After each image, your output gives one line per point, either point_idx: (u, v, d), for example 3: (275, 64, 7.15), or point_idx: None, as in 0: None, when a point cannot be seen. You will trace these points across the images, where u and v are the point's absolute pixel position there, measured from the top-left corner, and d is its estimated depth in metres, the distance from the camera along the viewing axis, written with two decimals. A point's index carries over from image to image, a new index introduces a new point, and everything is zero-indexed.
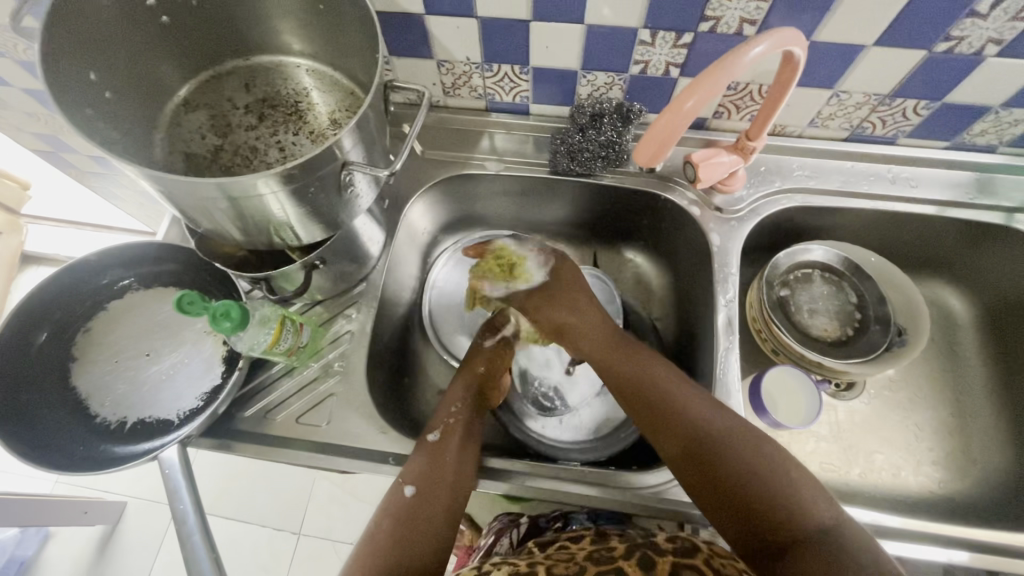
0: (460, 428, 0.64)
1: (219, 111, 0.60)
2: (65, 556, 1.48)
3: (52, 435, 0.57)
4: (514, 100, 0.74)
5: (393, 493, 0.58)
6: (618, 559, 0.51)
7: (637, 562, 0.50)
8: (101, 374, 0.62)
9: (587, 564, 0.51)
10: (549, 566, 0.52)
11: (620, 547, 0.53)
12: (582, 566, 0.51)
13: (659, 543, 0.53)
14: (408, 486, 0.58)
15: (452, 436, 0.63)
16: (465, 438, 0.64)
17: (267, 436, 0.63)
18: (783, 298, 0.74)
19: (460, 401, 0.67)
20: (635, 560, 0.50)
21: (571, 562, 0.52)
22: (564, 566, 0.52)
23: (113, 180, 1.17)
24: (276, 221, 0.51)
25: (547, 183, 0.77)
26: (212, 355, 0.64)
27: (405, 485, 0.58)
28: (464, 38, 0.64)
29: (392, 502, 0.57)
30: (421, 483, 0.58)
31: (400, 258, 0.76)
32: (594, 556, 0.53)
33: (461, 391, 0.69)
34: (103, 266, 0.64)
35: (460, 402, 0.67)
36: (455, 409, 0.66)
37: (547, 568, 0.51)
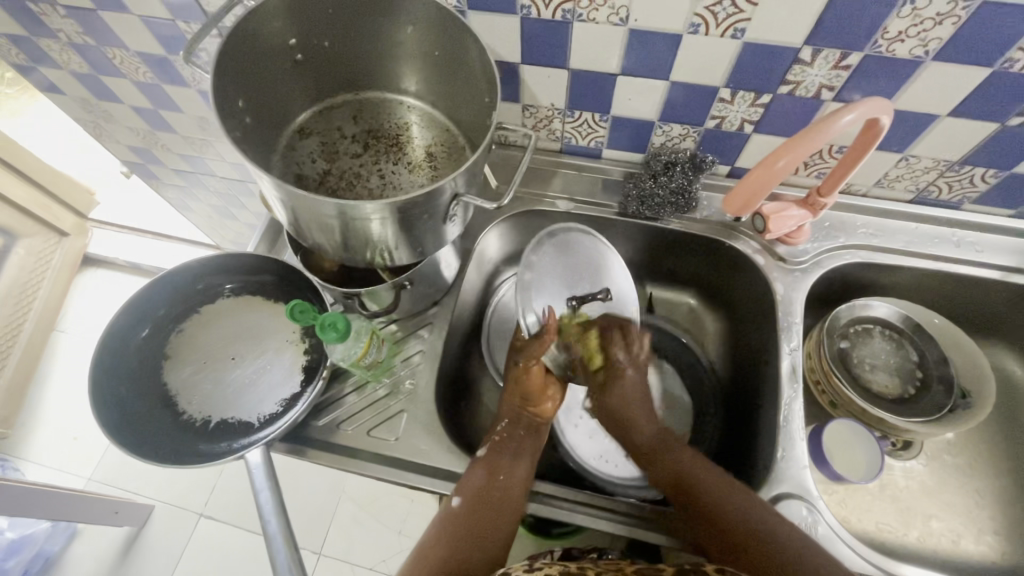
0: (512, 449, 0.65)
1: (329, 139, 0.65)
2: (87, 556, 1.49)
3: (144, 428, 0.60)
4: (589, 144, 0.78)
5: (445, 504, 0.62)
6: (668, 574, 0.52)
7: None
8: (189, 374, 0.66)
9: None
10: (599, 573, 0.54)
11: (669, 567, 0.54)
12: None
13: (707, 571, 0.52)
14: (455, 496, 0.61)
15: (503, 451, 0.65)
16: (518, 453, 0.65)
17: (338, 446, 0.66)
18: (842, 350, 0.75)
19: (506, 420, 0.68)
20: None
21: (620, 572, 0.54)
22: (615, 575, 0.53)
23: (188, 192, 1.26)
24: (382, 244, 0.56)
25: (613, 224, 0.81)
26: (293, 363, 0.67)
27: (454, 496, 0.61)
28: (553, 86, 0.69)
29: (442, 511, 0.61)
30: (469, 495, 0.61)
31: (468, 285, 0.80)
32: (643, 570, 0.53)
33: (512, 409, 0.68)
34: (201, 272, 0.69)
35: (506, 421, 0.68)
36: (501, 427, 0.68)
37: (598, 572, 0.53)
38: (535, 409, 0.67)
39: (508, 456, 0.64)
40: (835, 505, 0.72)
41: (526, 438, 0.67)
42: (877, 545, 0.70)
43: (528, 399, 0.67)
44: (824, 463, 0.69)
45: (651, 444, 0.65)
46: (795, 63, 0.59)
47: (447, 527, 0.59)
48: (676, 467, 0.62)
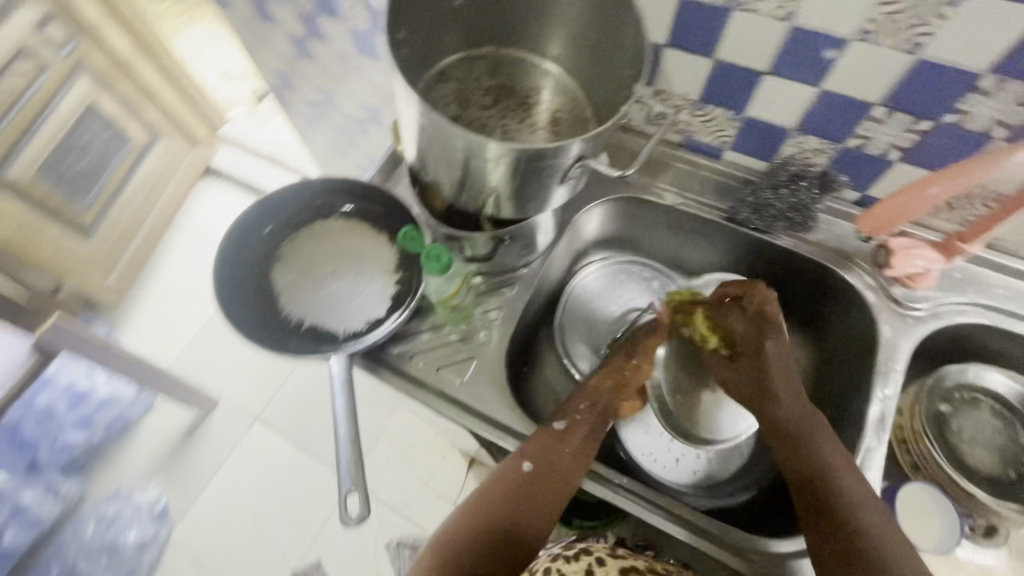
0: (582, 428, 0.66)
1: (464, 88, 0.67)
2: (157, 428, 1.66)
3: (247, 315, 0.66)
4: (711, 142, 0.76)
5: (512, 463, 0.63)
6: None
7: None
8: (293, 278, 0.71)
9: None
10: None
11: None
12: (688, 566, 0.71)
13: None
14: (528, 463, 0.62)
15: (576, 432, 0.65)
16: (589, 439, 0.66)
17: (408, 375, 0.69)
18: (941, 414, 0.69)
19: (586, 403, 0.69)
20: None
21: None
22: None
23: (312, 123, 1.35)
24: (496, 191, 0.57)
25: (717, 228, 0.78)
26: (383, 290, 0.71)
27: (523, 460, 0.63)
28: (693, 74, 0.67)
29: (508, 469, 0.63)
30: (539, 464, 0.62)
31: (557, 257, 0.81)
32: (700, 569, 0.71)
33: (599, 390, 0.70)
34: (321, 190, 0.75)
35: (587, 404, 0.69)
36: (581, 407, 0.68)
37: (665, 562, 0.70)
38: (620, 399, 0.71)
39: (582, 437, 0.65)
40: None
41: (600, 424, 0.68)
42: None
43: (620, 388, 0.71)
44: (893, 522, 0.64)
45: (795, 416, 0.63)
46: (972, 91, 0.54)
47: (510, 486, 0.62)
48: (831, 483, 0.57)
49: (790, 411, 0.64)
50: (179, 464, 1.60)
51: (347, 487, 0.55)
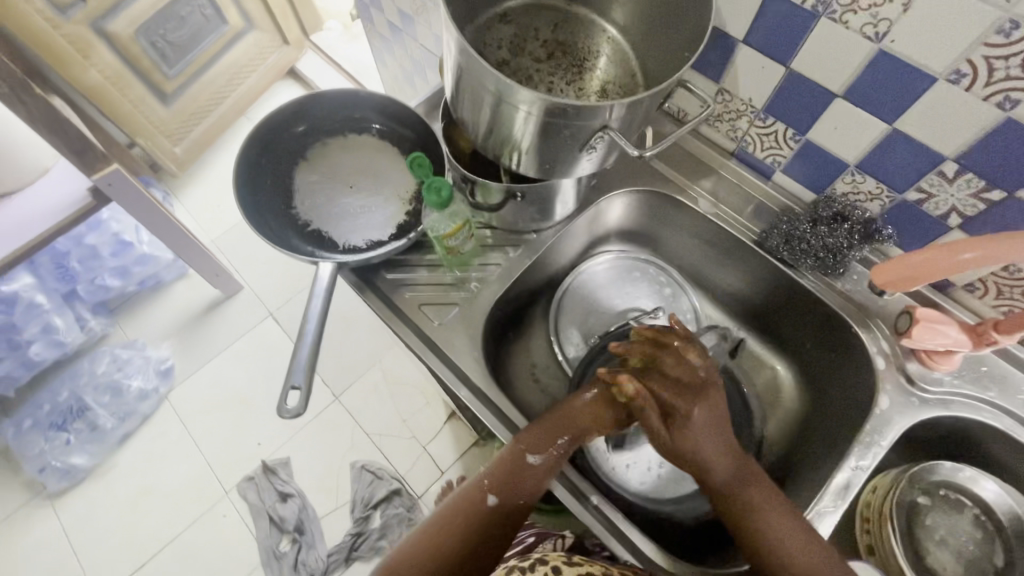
0: (556, 459, 0.62)
1: (522, 34, 0.65)
2: (182, 297, 1.77)
3: (260, 202, 0.69)
4: (764, 159, 0.71)
5: (475, 497, 0.60)
6: None
7: None
8: (312, 181, 0.73)
9: None
10: None
11: None
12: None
13: None
14: (491, 496, 0.60)
15: (548, 462, 0.62)
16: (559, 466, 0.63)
17: (391, 303, 0.70)
18: (916, 505, 0.64)
19: (562, 437, 0.62)
20: None
21: None
22: None
23: (389, 49, 1.37)
24: (517, 142, 0.56)
25: (743, 250, 0.74)
26: (392, 216, 0.72)
27: (487, 494, 0.60)
28: (762, 79, 0.63)
29: (472, 502, 0.60)
30: (501, 492, 0.61)
31: (573, 234, 0.79)
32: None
33: (579, 415, 0.63)
34: (362, 104, 0.75)
35: (562, 438, 0.62)
36: (560, 441, 0.62)
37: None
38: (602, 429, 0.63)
39: (550, 470, 0.62)
40: None
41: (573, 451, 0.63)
42: None
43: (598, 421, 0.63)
44: None
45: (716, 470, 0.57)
46: None
47: (472, 516, 0.59)
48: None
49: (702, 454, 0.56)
50: (193, 335, 1.71)
51: (294, 382, 0.57)
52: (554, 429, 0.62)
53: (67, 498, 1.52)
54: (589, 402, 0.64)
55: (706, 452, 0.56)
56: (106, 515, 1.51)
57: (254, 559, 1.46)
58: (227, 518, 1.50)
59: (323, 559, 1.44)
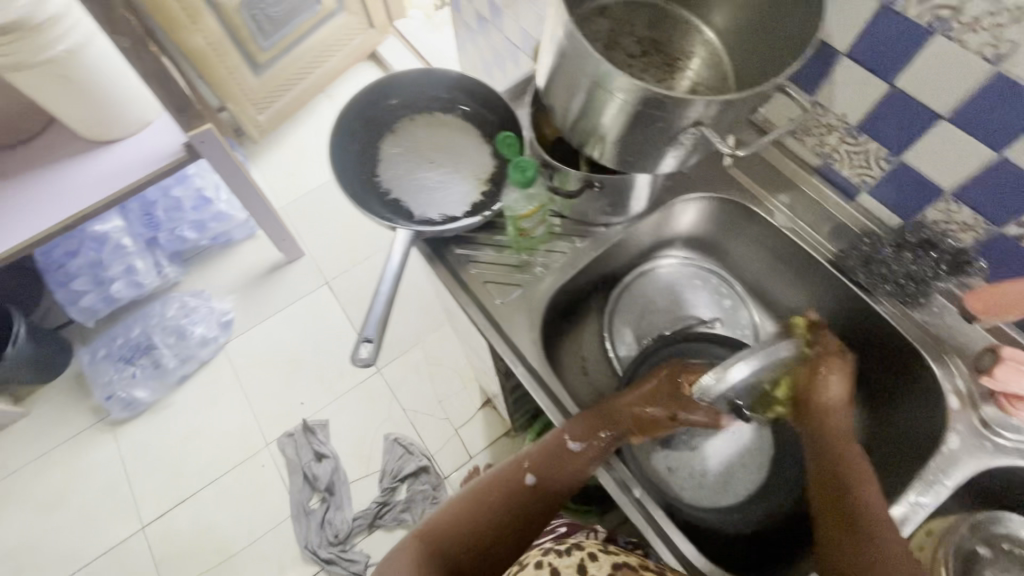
0: (596, 450, 0.63)
1: (618, 30, 0.65)
2: (249, 256, 1.87)
3: (349, 168, 0.73)
4: (850, 178, 0.70)
5: (517, 474, 0.65)
6: None
7: None
8: (397, 153, 0.77)
9: None
10: None
11: None
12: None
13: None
14: (530, 475, 0.64)
15: (588, 450, 0.63)
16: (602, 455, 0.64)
17: (458, 277, 0.73)
18: (977, 554, 0.61)
19: (602, 434, 0.63)
20: None
21: None
22: None
23: (472, 39, 1.40)
24: (605, 132, 0.57)
25: (816, 268, 0.72)
26: (468, 194, 0.75)
27: (527, 474, 0.64)
28: (861, 95, 0.61)
29: (513, 479, 0.65)
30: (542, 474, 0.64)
31: (640, 233, 0.79)
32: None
33: (619, 409, 0.63)
34: (451, 85, 0.78)
35: (602, 434, 0.63)
36: (601, 433, 0.63)
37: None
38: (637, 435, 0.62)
39: (591, 459, 0.63)
40: None
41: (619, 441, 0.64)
42: None
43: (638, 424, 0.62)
44: None
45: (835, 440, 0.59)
46: None
47: (513, 491, 0.64)
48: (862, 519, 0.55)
49: (841, 429, 0.60)
50: (255, 293, 1.81)
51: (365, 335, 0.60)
52: (595, 420, 0.63)
53: (126, 427, 1.64)
54: (636, 399, 0.63)
55: (836, 398, 0.60)
56: (159, 448, 1.62)
57: (285, 510, 1.53)
58: (266, 468, 1.58)
59: (350, 521, 1.50)
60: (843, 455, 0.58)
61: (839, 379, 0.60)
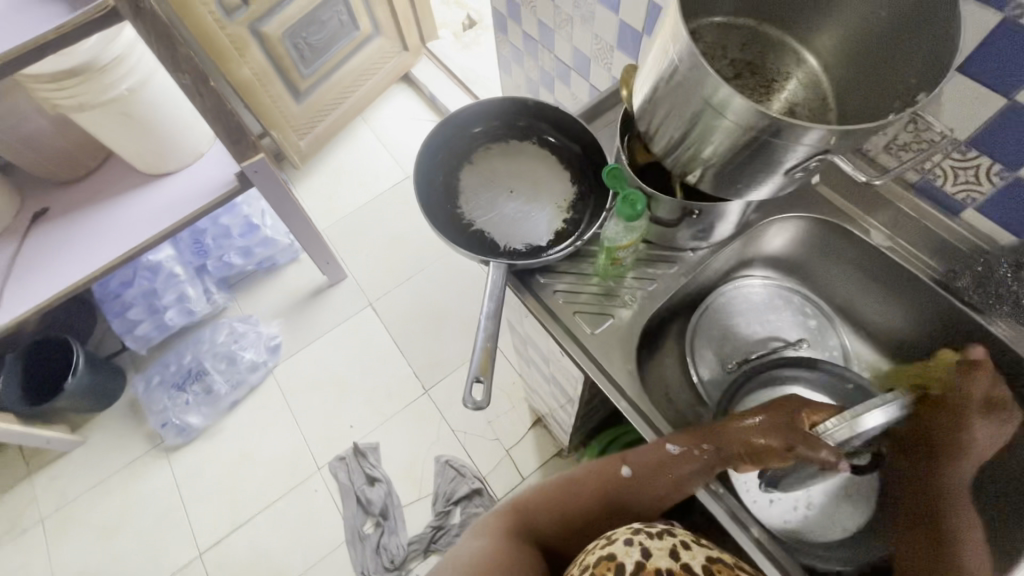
0: (700, 465, 0.60)
1: (713, 51, 0.63)
2: (293, 280, 1.88)
3: (431, 202, 0.73)
4: (954, 195, 0.67)
5: (613, 463, 0.65)
6: None
7: None
8: (476, 183, 0.76)
9: None
10: None
11: None
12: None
13: None
14: (626, 467, 0.64)
15: (691, 461, 0.60)
16: (707, 469, 0.60)
17: (545, 307, 0.71)
18: None
19: (704, 449, 0.60)
20: None
21: None
22: None
23: (518, 60, 1.40)
24: (715, 159, 0.55)
25: (920, 287, 0.70)
26: (551, 223, 0.74)
27: (624, 465, 0.64)
28: (973, 111, 0.59)
29: (608, 469, 0.65)
30: (638, 472, 0.63)
31: (725, 255, 0.77)
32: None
33: (734, 436, 0.59)
34: (527, 113, 0.78)
35: (704, 449, 0.60)
36: (706, 448, 0.60)
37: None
38: (747, 465, 0.59)
39: (692, 471, 0.60)
40: None
41: (728, 459, 0.60)
42: None
43: (751, 455, 0.58)
44: None
45: (952, 485, 0.61)
46: None
47: (607, 483, 0.64)
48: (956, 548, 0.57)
49: (954, 485, 0.61)
50: (300, 316, 1.82)
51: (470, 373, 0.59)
52: (701, 433, 0.61)
53: (180, 454, 1.66)
54: (749, 427, 0.59)
55: (973, 447, 0.61)
56: (212, 475, 1.63)
57: (340, 536, 1.52)
58: (318, 493, 1.58)
59: (404, 547, 1.48)
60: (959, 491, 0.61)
61: (990, 430, 0.62)
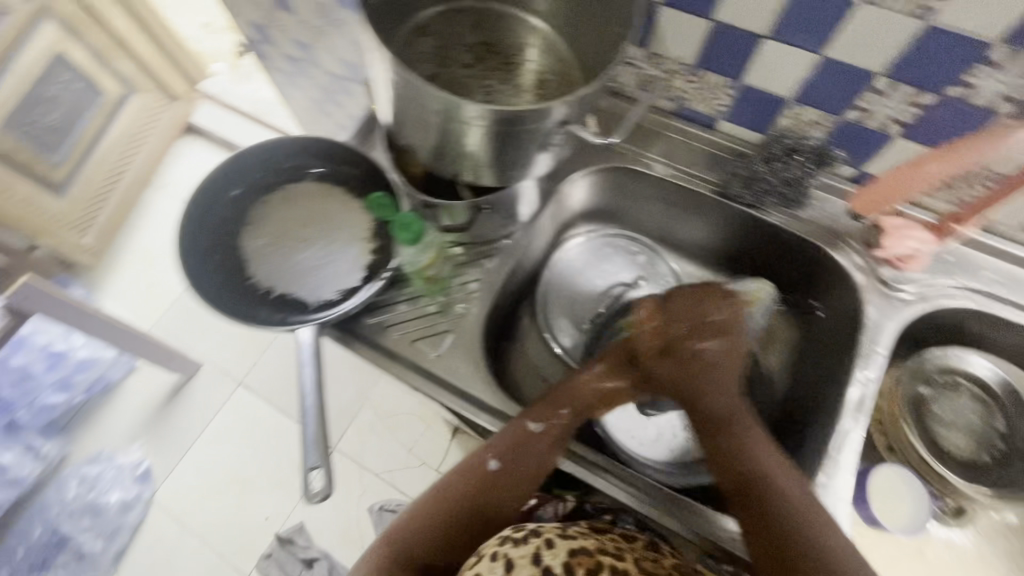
0: (559, 431, 0.59)
1: (445, 43, 0.62)
2: (138, 391, 1.62)
3: (215, 283, 0.64)
4: (705, 111, 0.72)
5: (476, 460, 0.58)
6: None
7: None
8: (263, 245, 0.68)
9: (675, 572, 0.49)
10: (637, 559, 0.50)
11: None
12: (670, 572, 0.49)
13: None
14: (492, 459, 0.58)
15: (552, 434, 0.58)
16: (566, 436, 0.59)
17: (382, 348, 0.67)
18: (922, 396, 0.69)
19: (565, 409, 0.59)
20: None
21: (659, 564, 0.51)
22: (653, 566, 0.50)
23: (293, 82, 1.28)
24: (475, 154, 0.53)
25: (708, 202, 0.76)
26: (358, 258, 0.69)
27: (488, 459, 0.58)
28: (689, 37, 0.63)
29: (473, 468, 0.58)
30: (506, 463, 0.58)
31: (541, 227, 0.77)
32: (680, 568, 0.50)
33: (582, 391, 0.60)
34: (292, 151, 0.70)
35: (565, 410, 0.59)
36: (564, 412, 0.59)
37: (635, 561, 0.50)
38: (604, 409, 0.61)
39: (557, 438, 0.59)
40: None
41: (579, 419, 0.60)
42: None
43: (604, 399, 0.61)
44: (863, 503, 0.65)
45: (723, 412, 0.59)
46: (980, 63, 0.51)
47: (477, 484, 0.57)
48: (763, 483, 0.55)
49: (723, 410, 0.59)
50: (161, 428, 1.58)
51: (310, 462, 0.53)
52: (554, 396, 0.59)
53: None
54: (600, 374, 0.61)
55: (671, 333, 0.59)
56: None
57: None
58: None
59: None
60: (732, 427, 0.58)
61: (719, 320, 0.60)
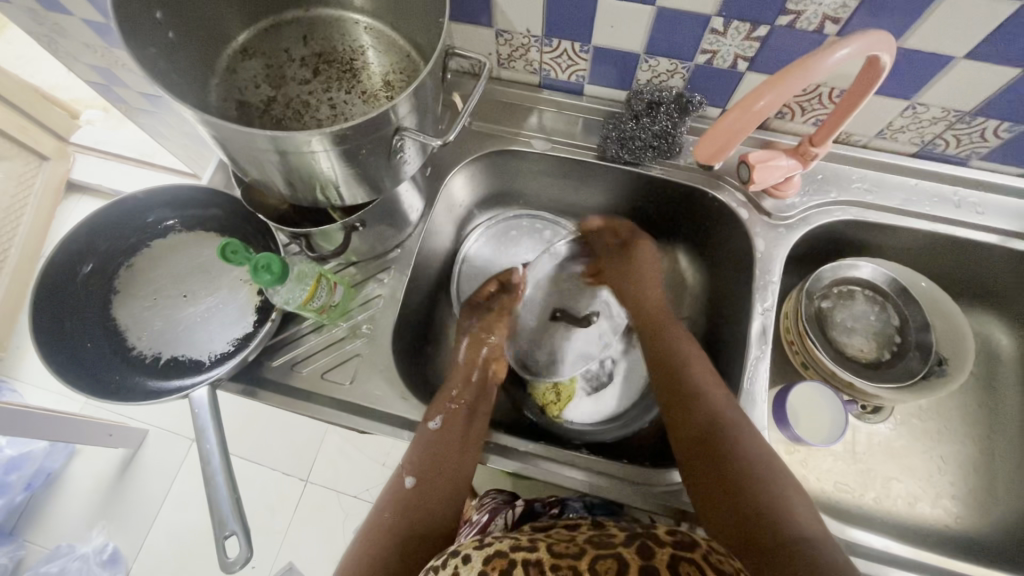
0: (461, 414, 0.64)
1: (276, 62, 0.60)
2: (86, 474, 1.42)
3: (90, 363, 0.59)
4: (569, 78, 0.72)
5: (396, 484, 0.60)
6: (618, 544, 0.45)
7: (636, 548, 0.44)
8: (142, 309, 0.64)
9: (586, 547, 0.46)
10: (548, 544, 0.47)
11: (621, 534, 0.47)
12: (580, 548, 0.46)
13: (660, 534, 0.46)
14: (408, 476, 0.59)
15: (455, 424, 0.63)
16: (470, 421, 0.64)
17: (292, 388, 0.64)
18: (822, 310, 0.73)
19: (460, 383, 0.68)
20: (635, 547, 0.44)
21: (570, 542, 0.47)
22: (563, 544, 0.47)
23: (162, 120, 1.17)
24: (324, 179, 0.49)
25: (593, 168, 0.76)
26: (246, 303, 0.65)
27: (405, 476, 0.60)
28: (528, 8, 0.61)
29: (393, 492, 0.59)
30: (421, 474, 0.60)
31: (436, 227, 0.76)
32: (593, 540, 0.47)
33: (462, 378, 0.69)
34: (149, 204, 0.65)
35: (461, 383, 0.68)
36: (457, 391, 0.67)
37: (546, 547, 0.47)
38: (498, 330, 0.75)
39: (461, 426, 0.63)
40: (795, 463, 0.73)
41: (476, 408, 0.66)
42: (830, 504, 0.72)
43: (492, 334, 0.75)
44: (785, 425, 0.69)
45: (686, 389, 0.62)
46: None
47: (400, 506, 0.58)
48: (725, 452, 0.55)
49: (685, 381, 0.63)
50: (119, 507, 1.37)
51: (227, 530, 0.52)
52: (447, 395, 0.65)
53: None
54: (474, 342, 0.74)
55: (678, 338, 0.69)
56: None
57: None
58: None
59: None
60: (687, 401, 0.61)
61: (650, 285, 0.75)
